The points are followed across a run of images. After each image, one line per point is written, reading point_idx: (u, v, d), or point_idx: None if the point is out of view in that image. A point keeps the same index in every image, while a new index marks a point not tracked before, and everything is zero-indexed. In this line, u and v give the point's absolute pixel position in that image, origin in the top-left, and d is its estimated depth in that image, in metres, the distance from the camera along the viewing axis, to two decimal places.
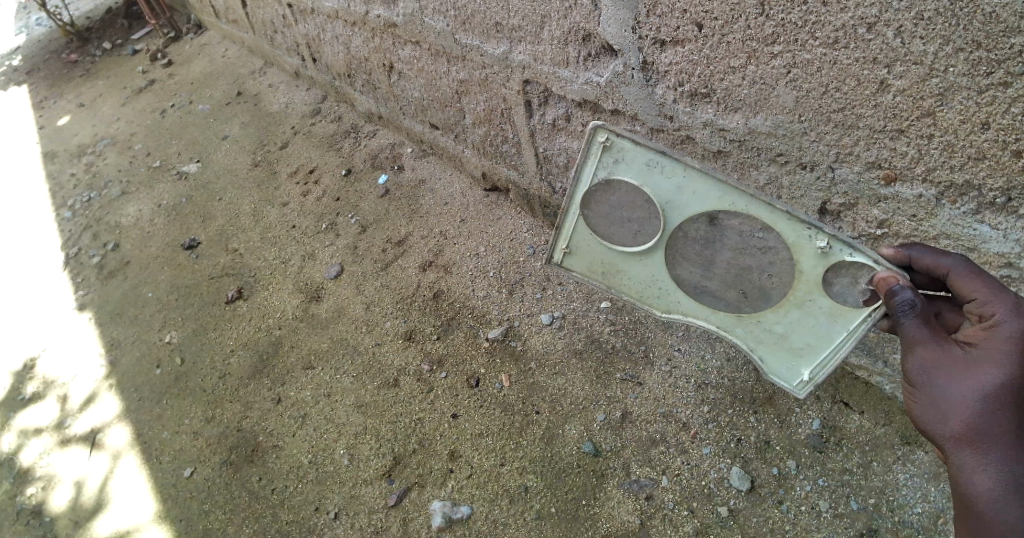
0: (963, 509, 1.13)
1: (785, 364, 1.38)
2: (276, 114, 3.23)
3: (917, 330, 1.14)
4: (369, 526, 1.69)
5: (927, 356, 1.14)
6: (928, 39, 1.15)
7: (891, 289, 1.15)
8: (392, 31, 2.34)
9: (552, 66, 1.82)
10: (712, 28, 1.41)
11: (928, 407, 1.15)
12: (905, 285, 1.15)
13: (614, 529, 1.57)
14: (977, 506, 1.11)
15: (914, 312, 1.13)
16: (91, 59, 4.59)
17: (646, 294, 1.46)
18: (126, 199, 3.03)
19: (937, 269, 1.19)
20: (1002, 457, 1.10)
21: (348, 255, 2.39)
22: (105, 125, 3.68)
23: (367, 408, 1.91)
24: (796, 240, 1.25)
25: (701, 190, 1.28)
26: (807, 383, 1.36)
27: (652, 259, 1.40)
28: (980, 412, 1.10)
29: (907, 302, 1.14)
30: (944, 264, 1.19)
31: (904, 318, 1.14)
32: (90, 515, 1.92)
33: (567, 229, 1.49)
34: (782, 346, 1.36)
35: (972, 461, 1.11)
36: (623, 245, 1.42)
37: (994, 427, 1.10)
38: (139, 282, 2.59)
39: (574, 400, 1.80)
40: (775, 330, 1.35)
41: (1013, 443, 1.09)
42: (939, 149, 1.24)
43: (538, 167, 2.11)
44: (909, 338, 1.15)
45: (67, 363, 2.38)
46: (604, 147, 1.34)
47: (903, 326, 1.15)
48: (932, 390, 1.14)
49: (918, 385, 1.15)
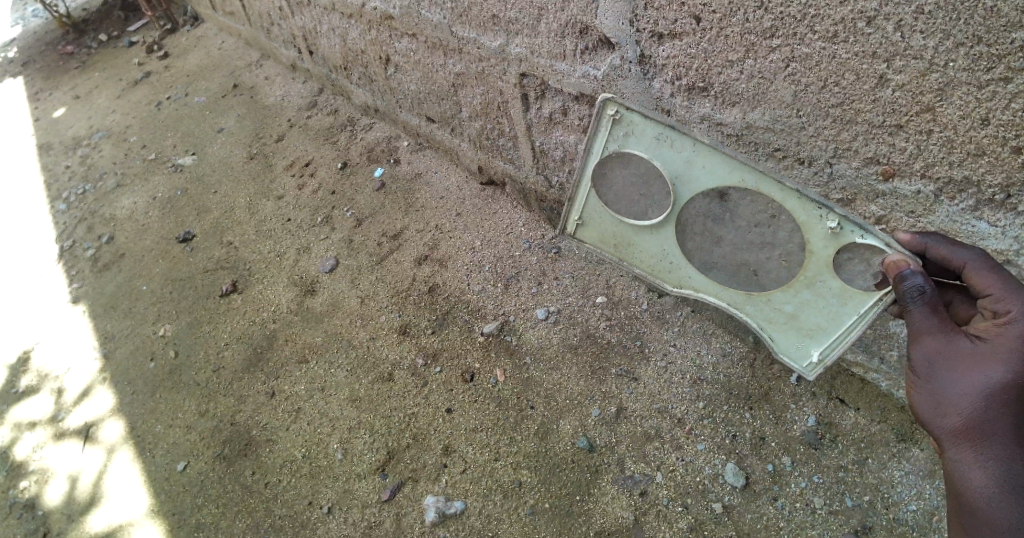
0: (954, 503, 1.13)
1: (794, 343, 1.38)
2: (272, 106, 3.21)
3: (925, 319, 1.13)
4: (363, 521, 1.68)
5: (932, 347, 1.13)
6: (928, 33, 1.14)
7: (903, 273, 1.14)
8: (389, 23, 2.33)
9: (549, 59, 1.81)
10: (709, 21, 1.40)
11: (928, 399, 1.14)
12: (919, 271, 1.14)
13: (608, 525, 1.56)
14: (967, 502, 1.11)
15: (924, 300, 1.12)
16: (87, 51, 4.56)
17: (659, 268, 1.47)
18: (121, 192, 3.01)
19: (953, 260, 1.16)
20: (1001, 456, 1.09)
21: (343, 249, 2.38)
22: (100, 117, 3.66)
23: (361, 402, 1.91)
24: (806, 221, 1.24)
25: (710, 165, 1.30)
26: (818, 365, 1.35)
27: (664, 235, 1.42)
28: (983, 408, 1.09)
29: (917, 288, 1.13)
30: (960, 256, 1.16)
31: (912, 305, 1.13)
32: (84, 509, 1.91)
33: (580, 202, 1.52)
34: (792, 325, 1.36)
35: (967, 457, 1.11)
36: (634, 219, 1.44)
37: (996, 424, 1.09)
38: (133, 274, 2.58)
39: (569, 395, 1.79)
40: (785, 308, 1.35)
41: (1012, 442, 1.09)
42: (939, 144, 1.23)
43: (535, 160, 2.10)
44: (916, 327, 1.14)
45: (61, 355, 2.37)
46: (614, 120, 1.37)
47: (911, 314, 1.14)
48: (935, 382, 1.13)
49: (921, 375, 1.15)
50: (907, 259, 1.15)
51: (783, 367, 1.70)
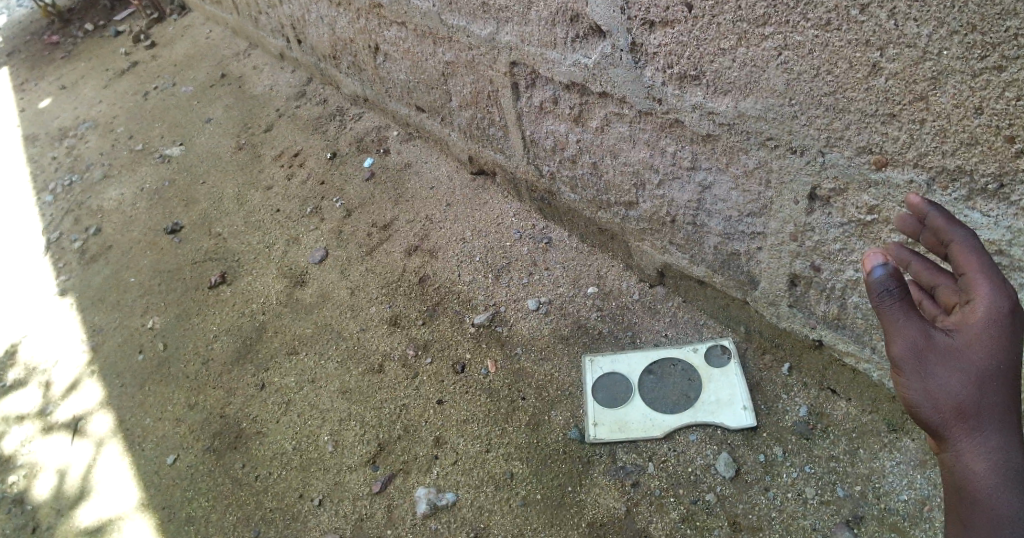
0: (957, 510, 0.91)
1: (732, 414, 1.64)
2: (260, 96, 3.17)
3: (898, 310, 0.96)
4: (353, 513, 1.66)
5: (914, 338, 0.95)
6: (922, 21, 1.11)
7: (871, 268, 0.99)
8: (378, 12, 2.30)
9: (539, 48, 1.79)
10: (702, 9, 1.39)
11: (921, 396, 0.95)
12: (888, 264, 0.98)
13: (599, 516, 1.54)
14: (974, 504, 0.89)
15: (897, 293, 0.96)
16: (72, 41, 4.49)
17: (648, 432, 1.65)
18: (108, 183, 2.98)
19: (944, 236, 1.01)
20: (1003, 444, 0.90)
21: (332, 240, 2.36)
22: (87, 108, 3.61)
23: (352, 394, 1.89)
24: (684, 351, 1.79)
25: None
26: (751, 411, 1.63)
27: (636, 405, 1.71)
28: (976, 393, 0.92)
29: (884, 284, 0.97)
30: (951, 232, 1.00)
31: (884, 300, 0.97)
32: (73, 503, 1.88)
33: None
34: (718, 404, 1.67)
35: (967, 450, 0.92)
36: (607, 404, 1.72)
37: (992, 409, 0.91)
38: (121, 266, 2.55)
39: (560, 386, 1.79)
40: (708, 398, 1.68)
41: (1011, 425, 0.91)
42: (932, 133, 1.19)
43: (525, 150, 2.09)
44: (890, 321, 0.97)
45: (49, 348, 2.34)
46: None
47: (883, 308, 0.98)
48: (924, 375, 0.95)
49: (906, 370, 0.96)
50: (879, 253, 0.99)
51: (774, 358, 1.73)
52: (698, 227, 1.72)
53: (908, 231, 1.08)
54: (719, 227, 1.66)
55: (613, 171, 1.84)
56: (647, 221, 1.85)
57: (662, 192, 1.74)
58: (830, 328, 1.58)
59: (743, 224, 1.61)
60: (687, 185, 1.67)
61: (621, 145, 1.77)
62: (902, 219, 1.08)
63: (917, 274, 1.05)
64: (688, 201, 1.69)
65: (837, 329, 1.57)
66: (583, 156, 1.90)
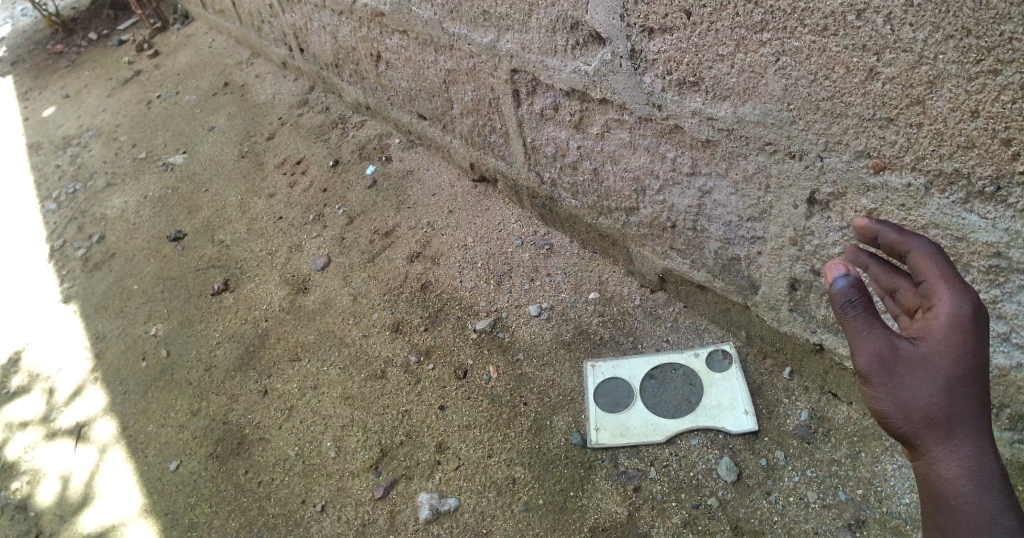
0: (934, 516, 0.91)
1: (733, 418, 1.64)
2: (264, 104, 3.19)
3: (862, 322, 0.96)
4: (357, 518, 1.66)
5: (879, 348, 0.95)
6: (918, 26, 1.12)
7: (834, 279, 0.99)
8: (380, 21, 2.32)
9: (540, 55, 1.81)
10: (700, 16, 1.40)
11: (890, 405, 0.96)
12: (850, 274, 0.98)
13: (603, 521, 1.54)
14: (951, 511, 0.89)
15: (859, 305, 0.97)
16: (76, 50, 4.53)
17: (650, 436, 1.66)
18: (112, 191, 3.00)
19: (902, 245, 1.01)
20: (975, 450, 0.90)
21: (335, 247, 2.37)
22: (90, 117, 3.63)
23: (354, 400, 1.90)
24: (686, 356, 1.80)
25: None
26: (752, 415, 1.64)
27: (638, 410, 1.72)
28: (948, 399, 0.92)
29: (846, 295, 0.97)
30: (908, 242, 1.00)
31: (848, 312, 0.97)
32: (76, 508, 1.89)
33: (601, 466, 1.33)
34: (719, 409, 1.67)
35: (943, 457, 0.92)
36: (608, 410, 1.73)
37: (964, 416, 0.91)
38: (124, 274, 2.56)
39: (563, 392, 1.80)
40: (709, 403, 1.69)
41: (982, 429, 0.91)
42: (928, 137, 1.20)
43: (526, 157, 2.10)
44: (855, 332, 0.98)
45: (54, 354, 2.35)
46: None
47: (848, 320, 0.98)
48: (892, 385, 0.95)
49: (874, 380, 0.97)
50: (840, 264, 0.99)
51: (774, 363, 1.74)
52: (698, 232, 1.73)
53: (865, 237, 1.09)
54: (719, 232, 1.67)
55: (614, 178, 1.85)
56: (647, 226, 1.86)
57: (662, 198, 1.76)
58: (830, 332, 1.58)
59: (743, 229, 1.62)
60: (687, 191, 1.68)
61: (621, 151, 1.78)
62: (855, 230, 1.09)
63: (877, 276, 1.06)
64: (688, 207, 1.70)
65: (838, 332, 1.57)
66: (583, 163, 1.92)
